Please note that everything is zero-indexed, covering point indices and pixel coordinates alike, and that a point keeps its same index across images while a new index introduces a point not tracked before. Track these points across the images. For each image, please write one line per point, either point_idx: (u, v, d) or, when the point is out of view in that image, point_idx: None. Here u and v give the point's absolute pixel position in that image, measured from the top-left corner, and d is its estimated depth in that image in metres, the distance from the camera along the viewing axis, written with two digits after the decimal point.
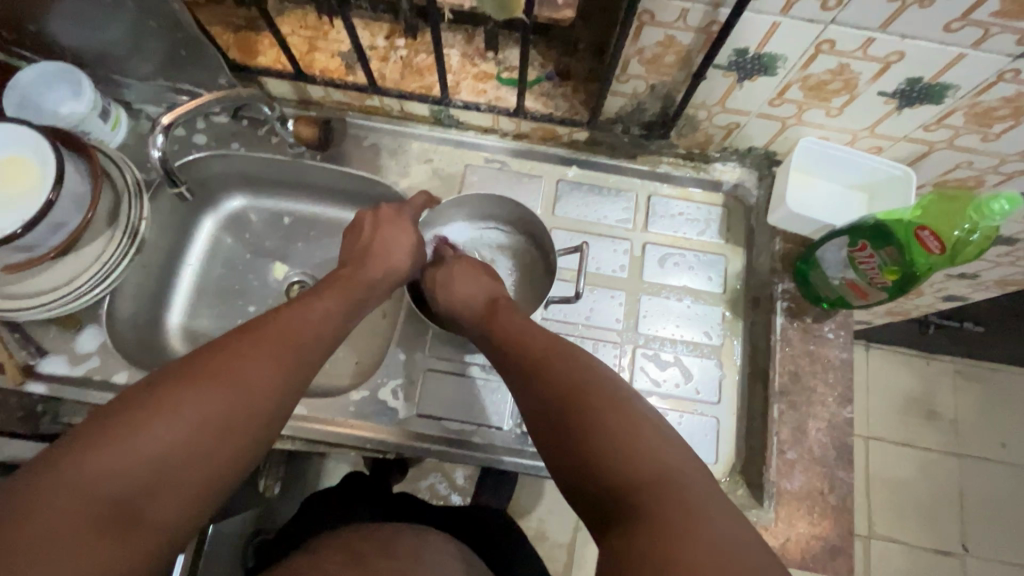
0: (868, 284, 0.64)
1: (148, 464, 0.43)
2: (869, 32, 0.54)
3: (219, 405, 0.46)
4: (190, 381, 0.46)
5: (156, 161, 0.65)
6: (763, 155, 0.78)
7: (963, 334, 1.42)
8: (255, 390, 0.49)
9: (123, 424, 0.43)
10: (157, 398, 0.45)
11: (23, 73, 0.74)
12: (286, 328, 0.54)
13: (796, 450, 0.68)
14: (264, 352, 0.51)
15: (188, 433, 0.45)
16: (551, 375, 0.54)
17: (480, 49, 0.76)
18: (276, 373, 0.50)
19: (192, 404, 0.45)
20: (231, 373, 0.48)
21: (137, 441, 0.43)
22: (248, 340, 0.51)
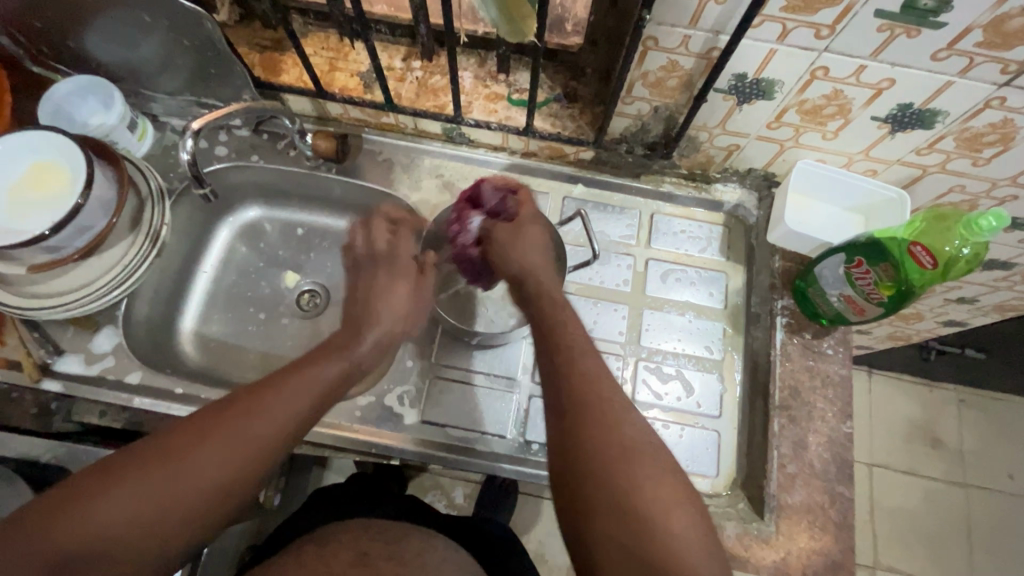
0: (865, 300, 0.66)
1: (95, 535, 0.44)
2: (860, 60, 0.57)
3: (174, 492, 0.47)
4: (158, 453, 0.47)
5: (185, 163, 0.68)
6: (763, 176, 0.81)
7: (964, 361, 1.42)
8: (208, 479, 0.48)
9: (89, 491, 0.45)
10: (119, 468, 0.46)
11: (59, 85, 0.78)
12: (263, 408, 0.51)
13: (797, 464, 0.69)
14: (235, 437, 0.49)
15: (140, 513, 0.45)
16: (585, 441, 0.49)
17: (492, 72, 0.80)
18: (238, 460, 0.49)
19: (150, 487, 0.46)
20: (195, 455, 0.48)
21: (93, 511, 0.44)
22: (223, 420, 0.50)
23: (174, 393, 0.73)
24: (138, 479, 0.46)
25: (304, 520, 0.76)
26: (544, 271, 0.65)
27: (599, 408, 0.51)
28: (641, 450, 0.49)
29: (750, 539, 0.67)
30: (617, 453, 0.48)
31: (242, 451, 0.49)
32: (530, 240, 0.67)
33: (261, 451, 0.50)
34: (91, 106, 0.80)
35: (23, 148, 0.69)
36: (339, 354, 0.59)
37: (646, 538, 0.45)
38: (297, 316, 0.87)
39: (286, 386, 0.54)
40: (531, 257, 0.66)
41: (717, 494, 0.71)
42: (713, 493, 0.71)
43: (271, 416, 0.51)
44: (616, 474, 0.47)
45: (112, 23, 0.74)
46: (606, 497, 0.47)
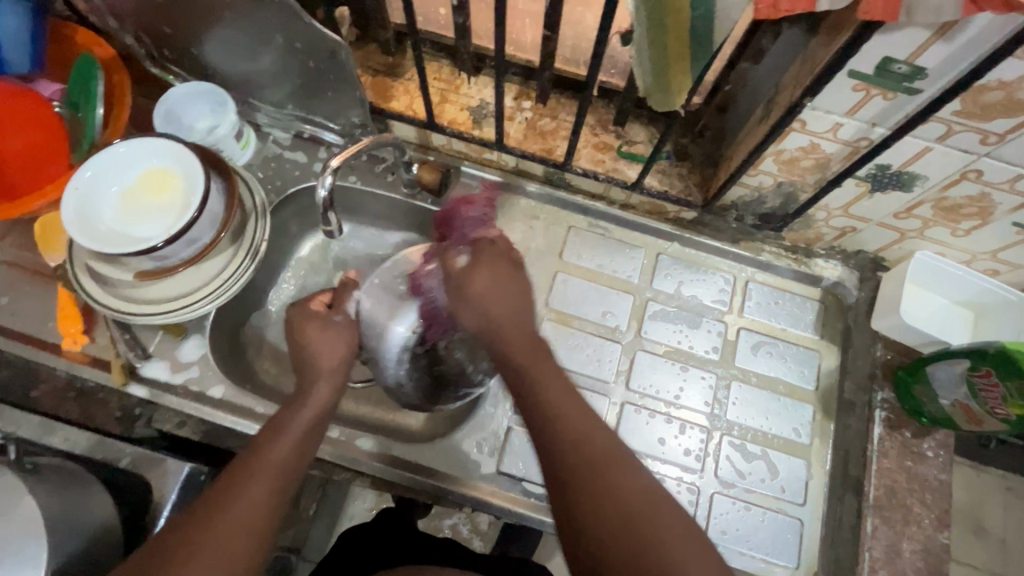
0: (984, 412, 0.63)
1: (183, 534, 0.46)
2: (1021, 169, 0.54)
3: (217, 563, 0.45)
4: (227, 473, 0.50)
5: (320, 199, 0.63)
6: (870, 259, 0.78)
7: None
8: (248, 532, 0.47)
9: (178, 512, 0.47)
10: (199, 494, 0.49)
11: (176, 90, 0.78)
12: (264, 456, 0.51)
13: (888, 570, 0.66)
14: (253, 487, 0.49)
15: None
16: (591, 475, 0.46)
17: (605, 122, 0.78)
18: (269, 498, 0.49)
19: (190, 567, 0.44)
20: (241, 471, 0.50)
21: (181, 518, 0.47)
22: (231, 483, 0.49)
23: (255, 412, 0.72)
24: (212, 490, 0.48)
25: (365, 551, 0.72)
26: (510, 329, 0.55)
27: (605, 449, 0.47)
28: (642, 489, 0.45)
29: None
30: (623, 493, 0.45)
31: (266, 490, 0.49)
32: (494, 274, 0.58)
33: (289, 466, 0.51)
34: (202, 112, 0.81)
35: (139, 150, 0.69)
36: (327, 383, 0.59)
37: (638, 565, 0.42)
38: None
39: (276, 427, 0.54)
40: (494, 312, 0.56)
41: None
42: None
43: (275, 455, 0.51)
44: (619, 510, 0.44)
45: (238, 36, 0.74)
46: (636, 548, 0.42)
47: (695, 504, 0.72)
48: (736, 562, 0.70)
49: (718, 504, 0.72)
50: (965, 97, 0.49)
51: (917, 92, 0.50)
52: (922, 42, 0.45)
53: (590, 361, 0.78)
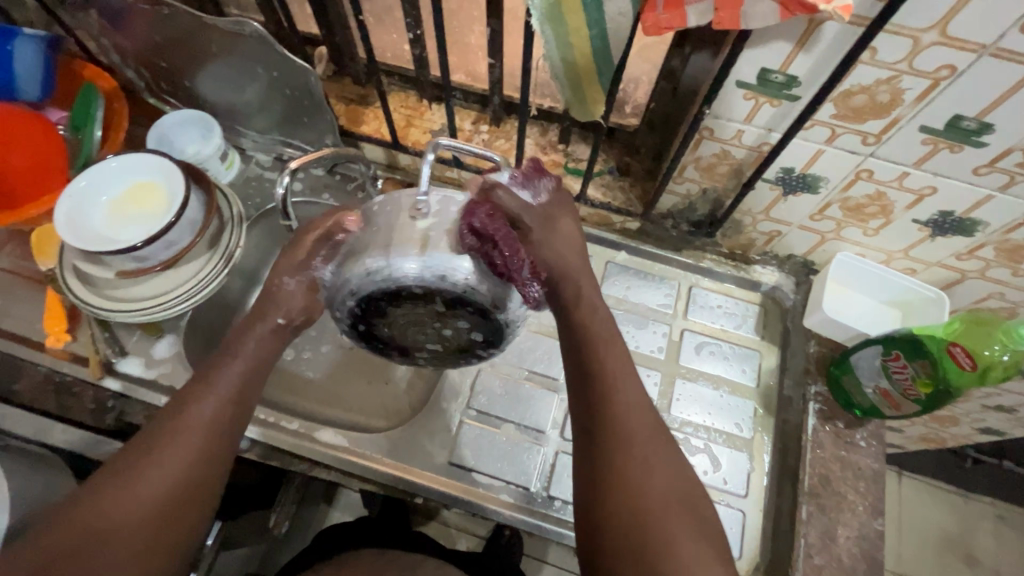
0: (901, 395, 0.66)
1: (116, 490, 0.49)
2: (904, 167, 0.61)
3: (149, 494, 0.49)
4: (161, 429, 0.52)
5: (278, 197, 0.63)
6: (802, 263, 0.84)
7: (1004, 474, 1.36)
8: (179, 469, 0.51)
9: (122, 468, 0.50)
10: (133, 452, 0.51)
11: (167, 116, 0.87)
12: (199, 400, 0.54)
13: (824, 556, 0.67)
14: (185, 427, 0.52)
15: (131, 518, 0.48)
16: (614, 450, 0.53)
17: (553, 141, 0.86)
18: (197, 447, 0.52)
19: (124, 496, 0.49)
20: (171, 423, 0.53)
21: (117, 474, 0.50)
22: (168, 427, 0.52)
23: None
24: (144, 450, 0.51)
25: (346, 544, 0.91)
26: (584, 274, 0.60)
27: (640, 438, 0.54)
28: (653, 467, 0.52)
29: None
30: (631, 473, 0.52)
31: (204, 431, 0.53)
32: (565, 232, 0.59)
33: (215, 420, 0.54)
34: (191, 136, 0.89)
35: (129, 164, 0.77)
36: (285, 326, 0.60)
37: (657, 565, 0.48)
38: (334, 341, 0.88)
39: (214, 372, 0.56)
40: (567, 256, 0.59)
41: None
42: None
43: (210, 400, 0.54)
44: (628, 487, 0.51)
45: (223, 68, 0.84)
46: (636, 519, 0.49)
47: None
48: None
49: None
50: (837, 102, 0.56)
51: (797, 98, 0.57)
52: (787, 53, 0.53)
53: (542, 360, 0.82)
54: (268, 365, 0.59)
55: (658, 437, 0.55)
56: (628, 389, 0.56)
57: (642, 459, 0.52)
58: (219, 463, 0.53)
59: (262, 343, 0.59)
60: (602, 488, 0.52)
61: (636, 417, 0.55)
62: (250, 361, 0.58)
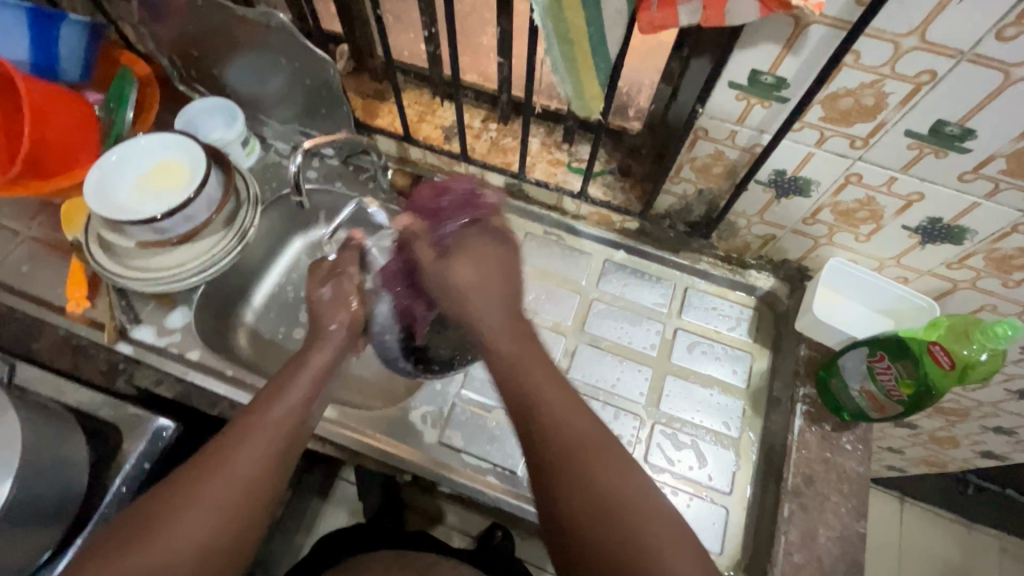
0: (885, 397, 0.67)
1: (203, 476, 0.53)
2: (892, 171, 0.63)
3: (218, 502, 0.51)
4: (244, 423, 0.56)
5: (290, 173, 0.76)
6: (796, 269, 0.85)
7: (1008, 504, 1.33)
8: (247, 479, 0.53)
9: (209, 457, 0.54)
10: (220, 441, 0.55)
11: (195, 102, 0.93)
12: (270, 414, 0.57)
13: (804, 554, 0.68)
14: (257, 439, 0.55)
15: (200, 525, 0.50)
16: (572, 473, 0.48)
17: (558, 141, 0.90)
18: (276, 440, 0.56)
19: (193, 503, 0.51)
20: (255, 418, 0.57)
21: (203, 461, 0.54)
22: (250, 421, 0.56)
23: (225, 374, 0.80)
24: (229, 441, 0.55)
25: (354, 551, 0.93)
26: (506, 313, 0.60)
27: (602, 454, 0.49)
28: (620, 484, 0.48)
29: None
30: (599, 493, 0.47)
31: (272, 444, 0.56)
32: (494, 270, 0.62)
33: (293, 415, 0.58)
34: (215, 123, 0.95)
35: (156, 143, 0.82)
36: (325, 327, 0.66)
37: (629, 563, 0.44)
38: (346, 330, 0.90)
39: (281, 387, 0.60)
40: (480, 293, 0.61)
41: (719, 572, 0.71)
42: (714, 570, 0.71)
43: (278, 415, 0.57)
44: (598, 512, 0.46)
45: (250, 59, 0.89)
46: (614, 545, 0.45)
47: None
48: None
49: None
50: (825, 104, 0.58)
51: (787, 99, 0.60)
52: (776, 55, 0.56)
53: None
54: (327, 380, 0.64)
55: (618, 449, 0.50)
56: (569, 403, 0.52)
57: (606, 477, 0.48)
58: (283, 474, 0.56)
59: (323, 355, 0.64)
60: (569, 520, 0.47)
61: (587, 426, 0.50)
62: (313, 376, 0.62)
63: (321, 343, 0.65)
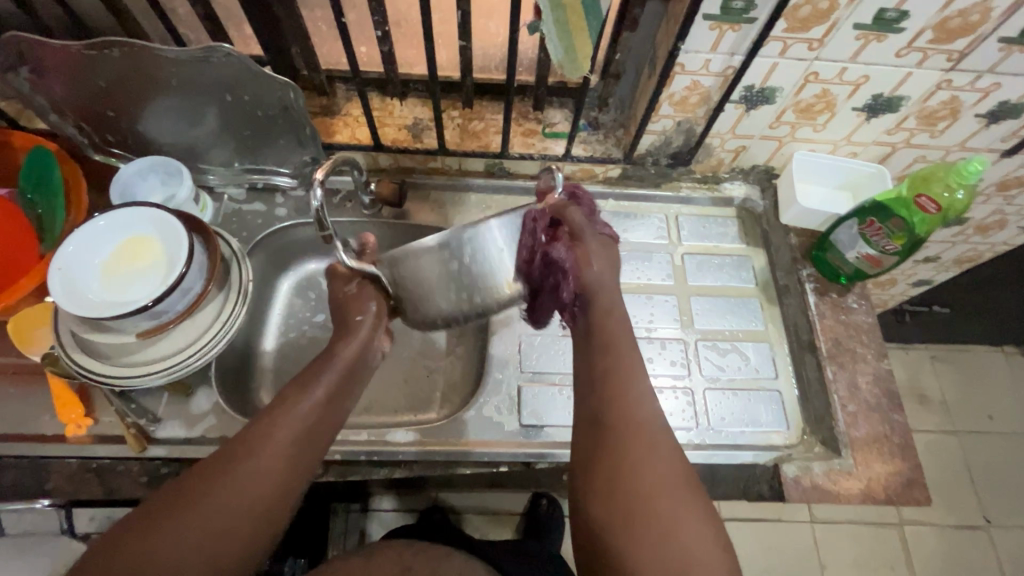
0: (881, 253, 0.78)
1: (228, 474, 0.53)
2: (842, 63, 0.72)
3: (224, 507, 0.51)
4: (268, 417, 0.57)
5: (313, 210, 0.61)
6: (764, 171, 0.95)
7: (935, 320, 1.60)
8: (267, 477, 0.54)
9: (235, 451, 0.54)
10: (248, 434, 0.56)
11: (126, 168, 0.82)
12: (289, 407, 0.58)
13: (855, 403, 0.79)
14: (279, 435, 0.56)
15: (202, 531, 0.50)
16: (624, 447, 0.59)
17: (525, 112, 0.92)
18: (296, 445, 0.56)
19: (218, 496, 0.52)
20: (283, 416, 0.57)
21: (227, 455, 0.54)
22: (274, 414, 0.57)
23: None
24: (252, 439, 0.55)
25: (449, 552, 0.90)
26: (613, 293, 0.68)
27: (646, 451, 0.60)
28: (650, 466, 0.59)
29: (835, 474, 0.75)
30: (631, 449, 0.59)
31: (287, 449, 0.56)
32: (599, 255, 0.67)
33: (317, 418, 0.59)
34: (153, 183, 0.84)
35: (117, 220, 0.72)
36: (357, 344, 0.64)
37: (644, 535, 0.55)
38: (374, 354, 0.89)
39: (306, 384, 0.60)
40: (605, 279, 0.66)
41: (793, 445, 0.79)
42: (789, 445, 0.79)
43: (303, 411, 0.58)
44: (631, 486, 0.57)
45: (181, 103, 0.80)
46: (633, 494, 0.57)
47: (693, 403, 0.82)
48: (741, 439, 0.79)
49: (713, 397, 0.82)
50: (787, 17, 0.66)
51: (754, 20, 0.66)
52: None
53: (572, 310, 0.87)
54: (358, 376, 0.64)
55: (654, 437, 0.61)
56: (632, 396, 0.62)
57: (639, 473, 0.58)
58: (298, 479, 0.56)
59: (349, 354, 0.63)
60: (613, 465, 0.58)
61: (635, 402, 0.62)
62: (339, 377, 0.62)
63: (350, 336, 0.63)
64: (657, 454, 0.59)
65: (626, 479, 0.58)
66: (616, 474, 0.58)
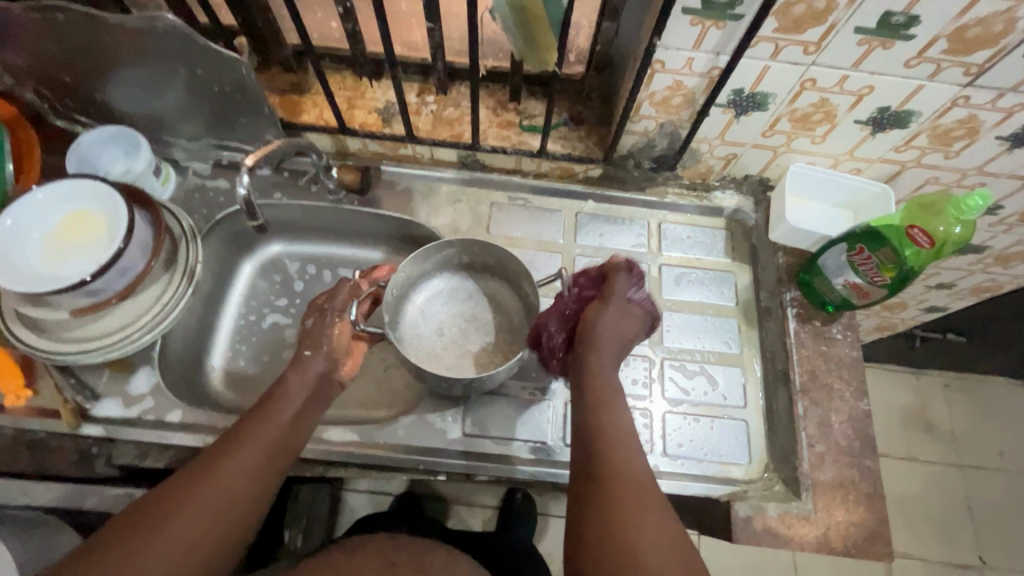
0: (869, 284, 0.72)
1: (183, 497, 0.53)
2: (844, 70, 0.64)
3: (174, 537, 0.50)
4: (231, 441, 0.57)
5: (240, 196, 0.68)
6: (758, 181, 0.88)
7: (948, 347, 1.50)
8: (224, 500, 0.53)
9: (194, 475, 0.54)
10: (211, 456, 0.56)
11: (85, 136, 0.81)
12: (254, 430, 0.58)
13: (824, 443, 0.73)
14: (239, 457, 0.56)
15: (153, 562, 0.49)
16: (612, 499, 0.53)
17: (503, 101, 0.86)
18: (256, 467, 0.56)
19: (174, 518, 0.51)
20: (247, 439, 0.58)
21: (186, 478, 0.54)
22: (235, 437, 0.58)
23: (219, 429, 0.72)
24: (214, 461, 0.55)
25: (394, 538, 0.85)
26: (607, 342, 0.63)
27: (637, 501, 0.53)
28: (639, 521, 0.52)
29: (791, 518, 0.70)
30: (621, 501, 0.53)
31: (250, 471, 0.56)
32: (624, 335, 0.65)
33: (280, 440, 0.59)
34: (115, 154, 0.83)
35: (58, 192, 0.70)
36: (314, 377, 0.65)
37: None
38: None
39: (269, 408, 0.61)
40: (609, 338, 0.63)
41: (753, 480, 0.74)
42: (748, 480, 0.74)
43: (264, 434, 0.58)
44: (621, 546, 0.50)
45: (139, 73, 0.77)
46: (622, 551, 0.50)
47: (650, 426, 0.77)
48: (697, 469, 0.74)
49: (671, 421, 0.77)
50: (778, 15, 0.58)
51: (741, 17, 0.59)
52: None
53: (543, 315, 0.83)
54: (319, 399, 0.65)
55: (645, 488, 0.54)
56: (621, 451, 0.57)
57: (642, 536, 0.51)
58: (257, 502, 0.56)
59: (304, 378, 0.64)
60: (603, 522, 0.52)
61: (625, 453, 0.56)
62: (299, 402, 0.62)
63: (299, 368, 0.65)
64: (652, 508, 0.53)
65: (616, 537, 0.51)
66: (603, 529, 0.52)
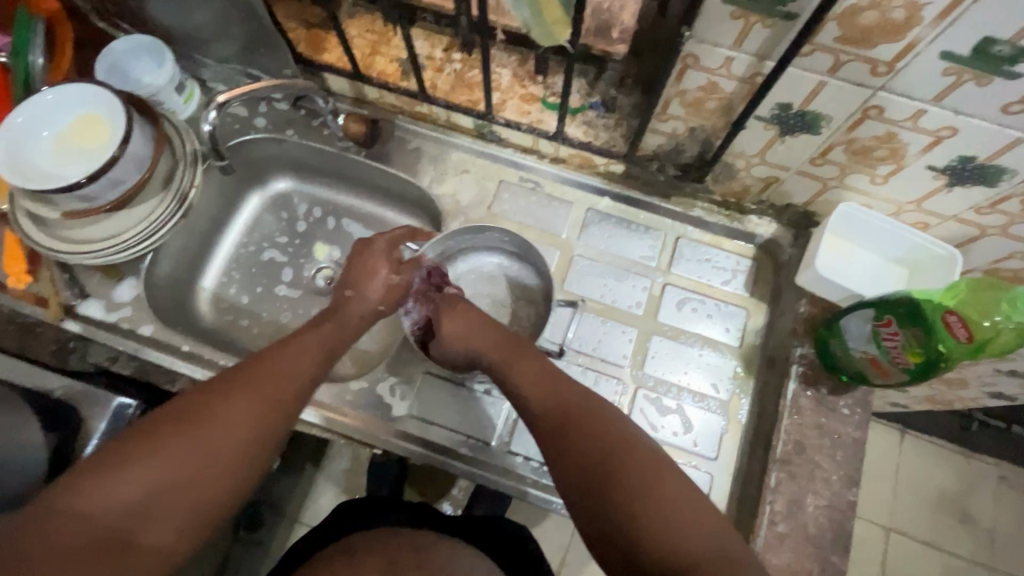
0: (889, 363, 0.62)
1: (233, 389, 0.52)
2: (920, 103, 0.52)
3: (227, 427, 0.49)
4: (276, 346, 0.58)
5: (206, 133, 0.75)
6: (802, 213, 0.75)
7: (1013, 437, 1.27)
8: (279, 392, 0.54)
9: (243, 372, 0.54)
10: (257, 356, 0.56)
11: (118, 42, 0.81)
12: (302, 337, 0.59)
13: (789, 524, 0.65)
14: (291, 357, 0.57)
15: (204, 448, 0.48)
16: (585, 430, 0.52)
17: (531, 72, 0.78)
18: (308, 367, 0.57)
19: (226, 404, 0.50)
20: (296, 345, 0.58)
21: (233, 374, 0.53)
22: (281, 343, 0.58)
23: (181, 350, 0.77)
24: (263, 360, 0.55)
25: (358, 518, 0.74)
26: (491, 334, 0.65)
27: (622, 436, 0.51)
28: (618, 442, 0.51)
29: None
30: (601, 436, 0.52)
31: (303, 369, 0.57)
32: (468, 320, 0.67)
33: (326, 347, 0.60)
34: (143, 63, 0.82)
35: (68, 95, 0.72)
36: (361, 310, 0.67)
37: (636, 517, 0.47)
38: (313, 288, 0.90)
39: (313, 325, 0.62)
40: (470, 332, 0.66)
41: None
42: None
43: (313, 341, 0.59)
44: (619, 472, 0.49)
45: None
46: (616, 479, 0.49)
47: None
48: None
49: None
50: (842, 21, 0.47)
51: (793, 16, 0.48)
52: None
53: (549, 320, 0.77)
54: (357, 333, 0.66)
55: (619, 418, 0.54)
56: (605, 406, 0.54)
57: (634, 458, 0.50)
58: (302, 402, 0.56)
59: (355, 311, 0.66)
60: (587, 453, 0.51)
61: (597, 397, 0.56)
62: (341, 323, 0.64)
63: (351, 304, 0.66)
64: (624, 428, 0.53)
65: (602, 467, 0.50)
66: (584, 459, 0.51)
